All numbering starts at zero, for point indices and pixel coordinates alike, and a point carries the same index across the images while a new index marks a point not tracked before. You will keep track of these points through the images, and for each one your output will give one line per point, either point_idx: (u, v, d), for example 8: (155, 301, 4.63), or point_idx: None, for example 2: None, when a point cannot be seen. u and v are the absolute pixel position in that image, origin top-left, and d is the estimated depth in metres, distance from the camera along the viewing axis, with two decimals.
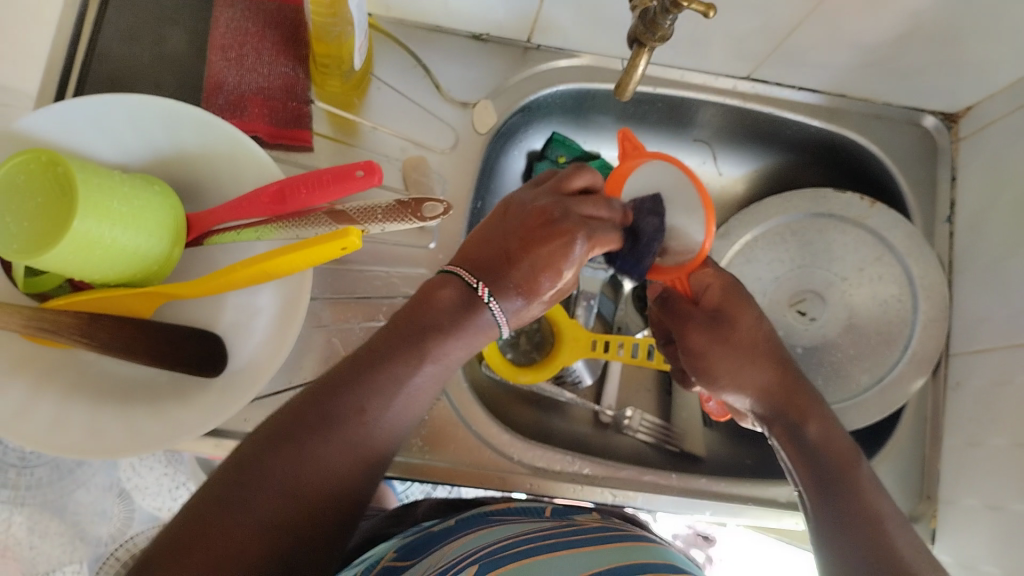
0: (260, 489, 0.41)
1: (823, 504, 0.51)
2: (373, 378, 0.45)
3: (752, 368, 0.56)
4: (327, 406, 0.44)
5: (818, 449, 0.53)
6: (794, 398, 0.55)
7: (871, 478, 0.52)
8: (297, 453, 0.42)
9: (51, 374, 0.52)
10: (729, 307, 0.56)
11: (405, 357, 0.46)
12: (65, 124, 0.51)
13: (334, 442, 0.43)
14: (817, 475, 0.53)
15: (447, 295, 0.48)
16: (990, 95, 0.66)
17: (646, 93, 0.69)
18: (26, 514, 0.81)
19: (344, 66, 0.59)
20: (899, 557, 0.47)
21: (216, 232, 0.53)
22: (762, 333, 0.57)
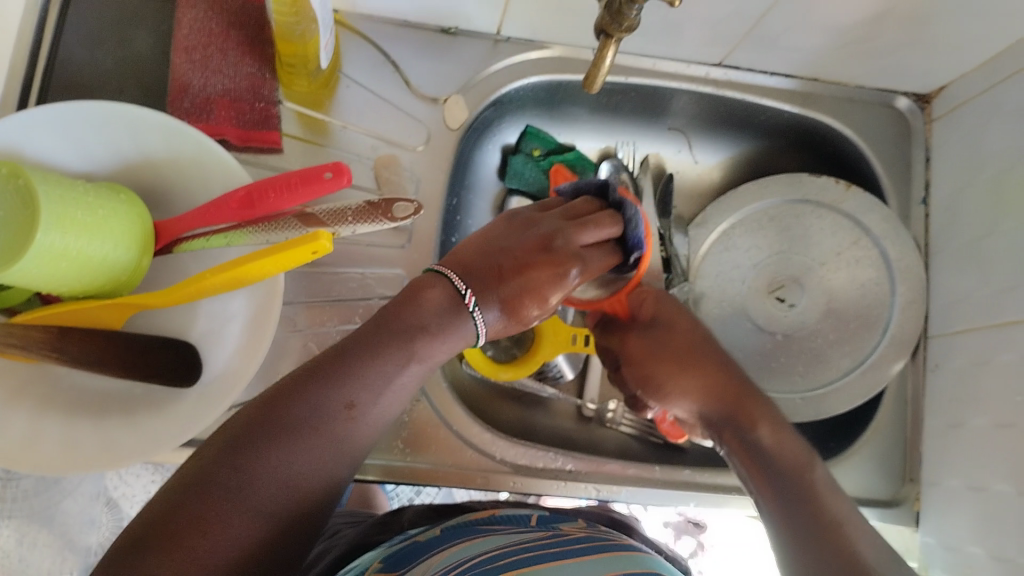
0: (250, 481, 0.39)
1: (782, 510, 0.49)
2: (359, 373, 0.44)
3: (693, 372, 0.58)
4: (319, 398, 0.42)
5: (768, 451, 0.52)
6: (743, 406, 0.55)
7: (827, 480, 0.51)
8: (287, 445, 0.41)
9: (22, 389, 0.51)
10: (663, 315, 0.60)
11: (392, 355, 0.45)
12: (27, 133, 0.50)
13: (317, 439, 0.42)
14: (772, 480, 0.51)
15: (438, 294, 0.47)
16: (963, 75, 0.66)
17: (618, 82, 0.68)
18: (13, 526, 0.79)
19: (310, 66, 0.58)
20: (859, 559, 0.45)
21: (184, 240, 0.52)
22: (693, 337, 0.59)
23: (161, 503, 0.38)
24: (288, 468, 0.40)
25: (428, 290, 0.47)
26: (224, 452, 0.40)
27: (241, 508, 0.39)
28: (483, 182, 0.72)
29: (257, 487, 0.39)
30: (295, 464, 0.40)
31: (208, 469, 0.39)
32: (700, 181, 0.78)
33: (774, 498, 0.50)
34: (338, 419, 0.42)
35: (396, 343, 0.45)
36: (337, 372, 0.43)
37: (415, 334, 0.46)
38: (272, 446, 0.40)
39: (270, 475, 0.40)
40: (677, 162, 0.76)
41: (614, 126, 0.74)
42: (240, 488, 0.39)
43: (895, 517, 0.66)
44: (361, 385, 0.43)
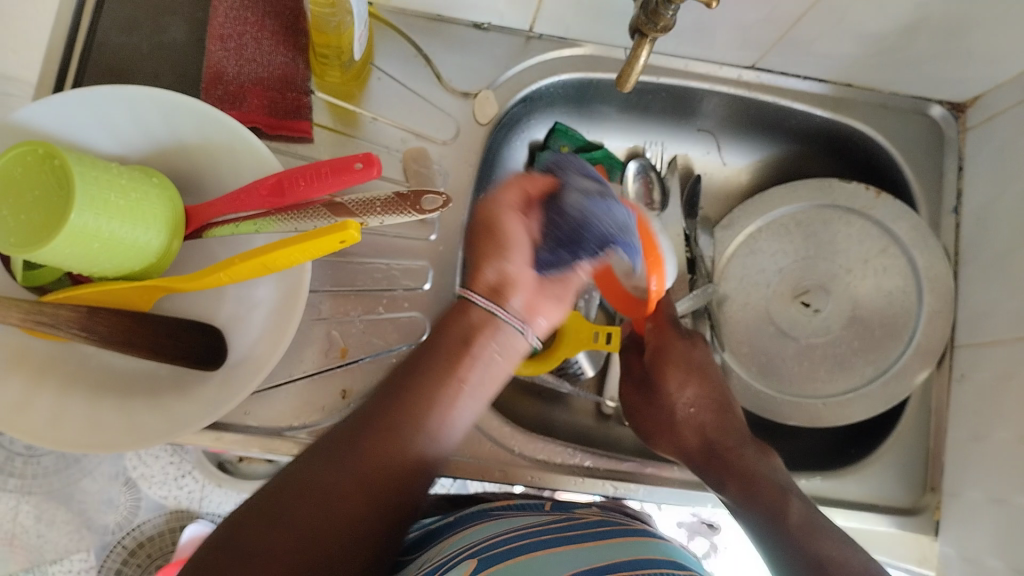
0: (264, 521, 0.42)
1: (773, 556, 0.49)
2: (370, 412, 0.48)
3: (668, 434, 0.59)
4: (330, 443, 0.46)
5: (745, 503, 0.52)
6: (713, 462, 0.56)
7: (802, 512, 0.50)
8: (295, 486, 0.44)
9: (50, 367, 0.52)
10: (655, 371, 0.61)
11: (404, 387, 0.48)
12: (64, 116, 0.51)
13: (326, 472, 0.45)
14: (755, 528, 0.51)
15: (460, 316, 0.50)
16: (1000, 85, 0.65)
17: (649, 83, 0.68)
18: (33, 503, 0.81)
19: (344, 57, 0.58)
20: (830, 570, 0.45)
21: (214, 226, 0.52)
22: (673, 406, 0.60)
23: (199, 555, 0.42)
24: (297, 493, 0.44)
25: (451, 317, 0.51)
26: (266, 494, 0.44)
27: (252, 551, 0.41)
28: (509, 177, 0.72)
29: (274, 525, 0.42)
30: (303, 489, 0.44)
31: (251, 508, 0.44)
32: (728, 183, 0.77)
33: (761, 538, 0.50)
34: (363, 452, 0.46)
35: (423, 375, 0.49)
36: (367, 415, 0.47)
37: (438, 360, 0.49)
38: (302, 480, 0.44)
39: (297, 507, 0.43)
40: (704, 163, 0.76)
41: (643, 126, 0.74)
42: (263, 529, 0.42)
43: (914, 526, 0.65)
44: (387, 419, 0.47)
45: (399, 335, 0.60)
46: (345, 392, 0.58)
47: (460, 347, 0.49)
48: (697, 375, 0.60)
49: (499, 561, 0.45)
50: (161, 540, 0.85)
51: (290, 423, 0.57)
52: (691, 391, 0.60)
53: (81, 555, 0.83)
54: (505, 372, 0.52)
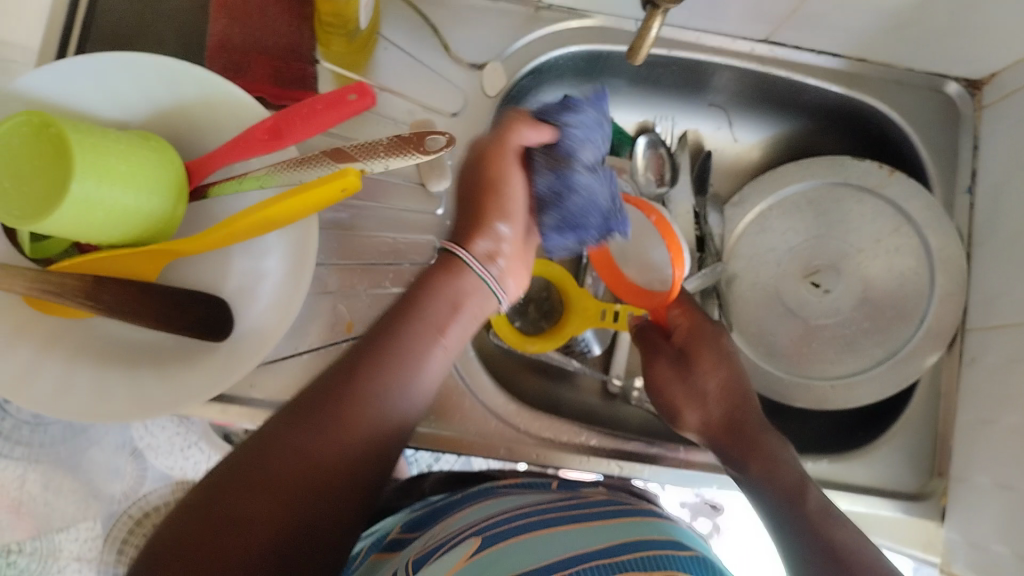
0: (252, 483, 0.42)
1: (787, 542, 0.51)
2: (357, 363, 0.48)
3: (693, 408, 0.59)
4: (320, 397, 0.46)
5: (765, 488, 0.54)
6: (738, 443, 0.57)
7: (821, 504, 0.52)
8: (285, 444, 0.43)
9: (56, 337, 0.52)
10: (692, 345, 0.61)
11: (391, 342, 0.49)
12: (65, 81, 0.50)
13: (316, 431, 0.44)
14: (774, 514, 0.53)
15: (442, 275, 0.52)
16: (1018, 62, 0.64)
17: (660, 56, 0.67)
18: (40, 471, 0.81)
19: (349, 27, 0.57)
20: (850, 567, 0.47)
21: (216, 183, 0.52)
22: (708, 381, 0.60)
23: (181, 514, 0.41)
24: (285, 452, 0.43)
25: (431, 275, 0.52)
26: (240, 461, 0.43)
27: (239, 516, 0.41)
28: None
29: (262, 489, 0.42)
30: (292, 448, 0.43)
31: (228, 472, 0.42)
32: (739, 160, 0.76)
33: (775, 521, 0.52)
34: (345, 413, 0.45)
35: (406, 333, 0.50)
36: (348, 374, 0.47)
37: (422, 319, 0.50)
38: (283, 445, 0.43)
39: (278, 474, 0.42)
40: (715, 139, 0.75)
41: (654, 100, 0.73)
42: (249, 493, 0.41)
43: (920, 510, 0.65)
44: (370, 377, 0.47)
45: None
46: None
47: (445, 306, 0.51)
48: (728, 357, 0.61)
49: (504, 539, 0.45)
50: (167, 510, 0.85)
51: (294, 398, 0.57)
52: (714, 383, 0.60)
53: (89, 522, 0.85)
54: (474, 329, 0.55)
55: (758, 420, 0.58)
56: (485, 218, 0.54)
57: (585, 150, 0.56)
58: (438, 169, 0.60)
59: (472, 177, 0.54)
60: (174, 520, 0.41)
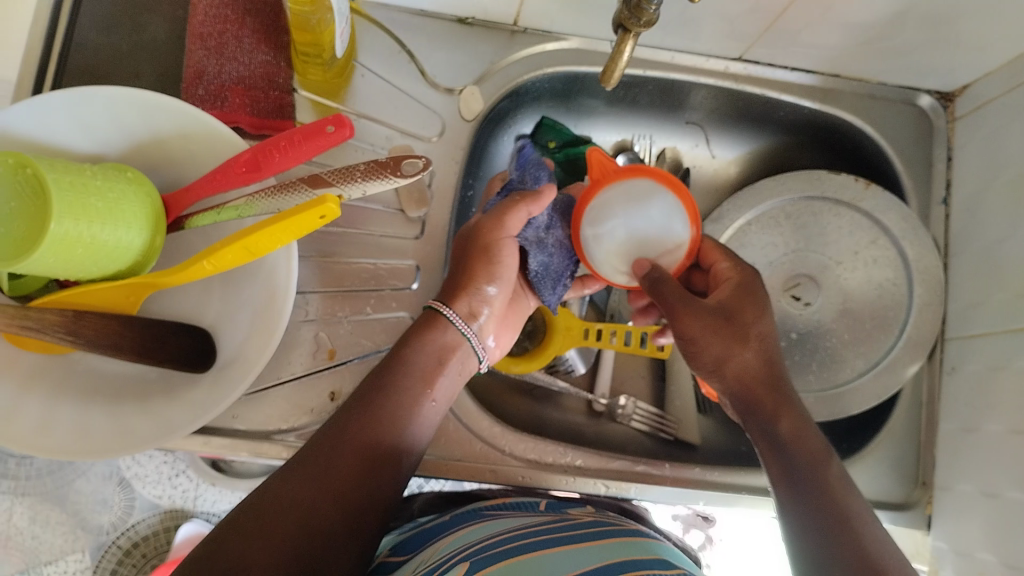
0: (261, 527, 0.43)
1: (794, 500, 0.50)
2: (350, 415, 0.50)
3: (731, 357, 0.54)
4: (319, 447, 0.48)
5: (788, 445, 0.52)
6: (766, 399, 0.54)
7: (841, 475, 0.51)
8: (287, 491, 0.46)
9: (35, 374, 0.51)
10: (735, 300, 0.56)
11: (382, 395, 0.51)
12: (41, 117, 0.50)
13: (313, 479, 0.47)
14: (790, 474, 0.51)
15: (429, 333, 0.54)
16: (988, 74, 0.65)
17: (636, 75, 0.68)
18: (28, 504, 0.81)
19: (326, 55, 0.57)
20: (866, 554, 0.46)
21: (194, 214, 0.52)
22: (752, 330, 0.55)
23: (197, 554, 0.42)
24: (288, 501, 0.45)
25: (420, 332, 0.54)
26: (250, 505, 0.45)
27: (253, 554, 0.42)
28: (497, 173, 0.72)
29: (271, 533, 0.43)
30: (293, 496, 0.46)
31: (237, 521, 0.44)
32: (717, 176, 0.77)
33: (790, 497, 0.50)
34: (345, 454, 0.48)
35: (398, 383, 0.52)
36: (343, 425, 0.49)
37: (412, 369, 0.52)
38: (291, 484, 0.46)
39: (287, 508, 0.45)
40: (693, 156, 0.76)
41: (631, 120, 0.73)
42: (258, 537, 0.43)
43: (907, 520, 0.65)
44: (364, 426, 0.49)
45: (386, 335, 0.60)
46: (334, 393, 0.58)
47: (434, 360, 0.54)
48: (769, 311, 0.56)
49: (492, 562, 0.45)
50: (155, 540, 0.85)
51: (278, 426, 0.57)
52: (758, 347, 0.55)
53: (76, 556, 0.83)
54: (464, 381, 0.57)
55: (791, 389, 0.55)
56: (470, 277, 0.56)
57: (543, 235, 0.60)
58: (416, 193, 0.61)
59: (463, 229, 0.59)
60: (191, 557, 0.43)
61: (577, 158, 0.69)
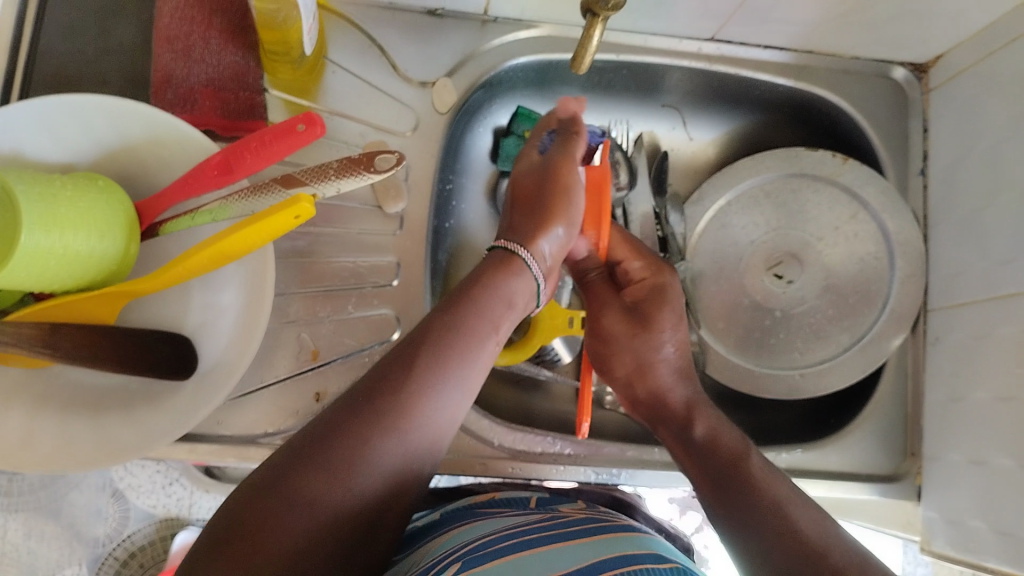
0: (293, 498, 0.39)
1: (721, 499, 0.51)
2: (406, 365, 0.44)
3: (647, 365, 0.59)
4: (370, 403, 0.42)
5: (705, 447, 0.54)
6: (677, 408, 0.57)
7: (763, 467, 0.52)
8: (326, 457, 0.40)
9: (15, 388, 0.51)
10: (649, 301, 0.60)
11: (442, 347, 0.45)
12: (7, 129, 0.49)
13: (359, 440, 0.41)
14: (711, 473, 0.52)
15: (506, 276, 0.50)
16: (960, 43, 0.65)
17: (609, 60, 0.67)
18: (22, 520, 0.81)
19: (294, 54, 0.57)
20: (796, 533, 0.46)
21: (168, 220, 0.51)
22: (669, 335, 0.59)
23: (220, 529, 0.38)
24: (325, 466, 0.40)
25: (497, 276, 0.50)
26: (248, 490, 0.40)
27: (282, 528, 0.38)
28: (474, 165, 0.71)
29: (302, 505, 0.39)
30: (333, 458, 0.40)
31: (264, 486, 0.39)
32: (696, 158, 0.76)
33: (719, 500, 0.51)
34: (397, 412, 0.43)
35: (462, 331, 0.46)
36: (392, 373, 0.44)
37: (480, 316, 0.48)
38: (310, 472, 0.40)
39: (323, 477, 0.40)
40: (671, 138, 0.75)
41: (607, 106, 0.73)
42: (290, 507, 0.39)
43: (897, 492, 0.66)
44: (420, 380, 0.44)
45: (369, 333, 0.60)
46: (319, 394, 0.58)
47: (494, 321, 0.49)
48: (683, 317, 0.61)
49: (484, 562, 0.44)
50: (153, 549, 0.84)
51: (264, 430, 0.57)
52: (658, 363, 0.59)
53: (74, 569, 0.82)
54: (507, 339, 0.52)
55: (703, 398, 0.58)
56: (554, 199, 0.54)
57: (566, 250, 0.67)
58: (392, 189, 0.61)
59: (524, 168, 0.58)
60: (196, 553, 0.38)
61: None
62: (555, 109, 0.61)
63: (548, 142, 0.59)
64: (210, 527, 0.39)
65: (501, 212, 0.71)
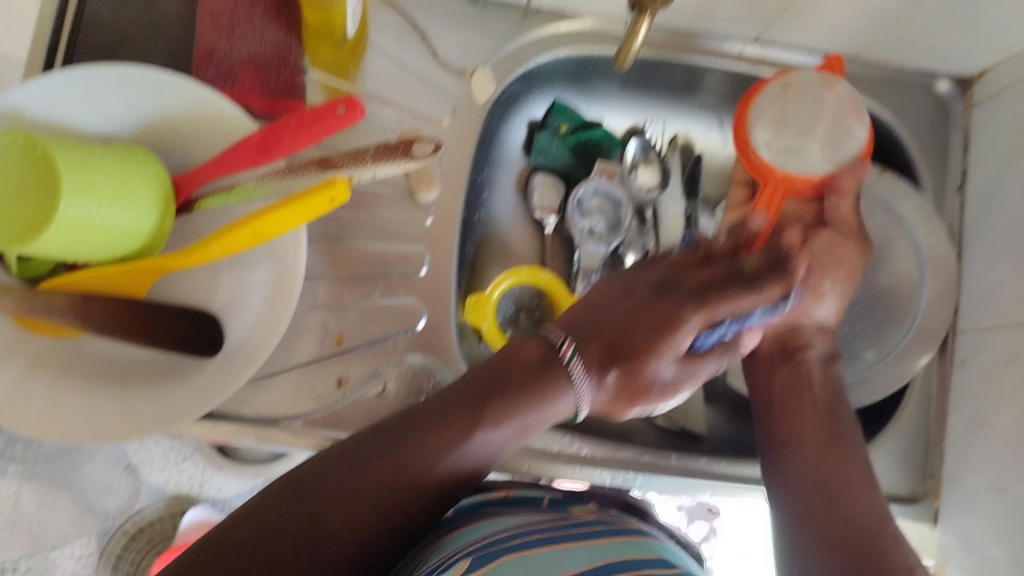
0: (281, 537, 0.41)
1: (821, 425, 0.56)
2: (420, 437, 0.46)
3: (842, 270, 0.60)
4: (380, 465, 0.45)
5: (824, 384, 0.58)
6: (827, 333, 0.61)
7: (852, 420, 0.57)
8: (320, 507, 0.43)
9: (41, 358, 0.51)
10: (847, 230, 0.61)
11: (458, 427, 0.47)
12: (51, 95, 0.49)
13: (359, 496, 0.44)
14: (821, 401, 0.57)
15: (544, 379, 0.49)
16: (1007, 59, 0.64)
17: (651, 58, 0.67)
18: (34, 487, 0.80)
19: (337, 35, 0.56)
20: (869, 488, 0.53)
21: (204, 197, 0.52)
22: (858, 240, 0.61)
23: (213, 542, 0.41)
24: (319, 514, 0.43)
25: (536, 372, 0.49)
26: (253, 505, 0.43)
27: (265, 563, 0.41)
28: (508, 157, 0.71)
29: (291, 545, 0.41)
30: (328, 512, 0.43)
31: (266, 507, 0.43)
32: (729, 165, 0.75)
33: (816, 429, 0.56)
34: (400, 478, 0.45)
35: (481, 417, 0.47)
36: (404, 440, 0.46)
37: (501, 405, 0.48)
38: (305, 518, 0.42)
39: (316, 524, 0.42)
40: (706, 142, 0.75)
41: (647, 105, 0.73)
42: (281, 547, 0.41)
43: (915, 514, 0.65)
44: (427, 454, 0.45)
45: (394, 322, 0.59)
46: (341, 380, 0.58)
47: (511, 423, 0.48)
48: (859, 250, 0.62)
49: (494, 558, 0.44)
50: (161, 525, 0.86)
51: (285, 412, 0.56)
52: (838, 299, 0.61)
53: (83, 540, 0.84)
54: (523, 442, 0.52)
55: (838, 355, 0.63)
56: (638, 392, 0.52)
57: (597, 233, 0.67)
58: (427, 176, 0.60)
59: (656, 332, 0.52)
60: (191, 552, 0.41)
61: (589, 142, 0.69)
62: (746, 297, 0.56)
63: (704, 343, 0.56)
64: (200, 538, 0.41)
65: (531, 207, 0.70)
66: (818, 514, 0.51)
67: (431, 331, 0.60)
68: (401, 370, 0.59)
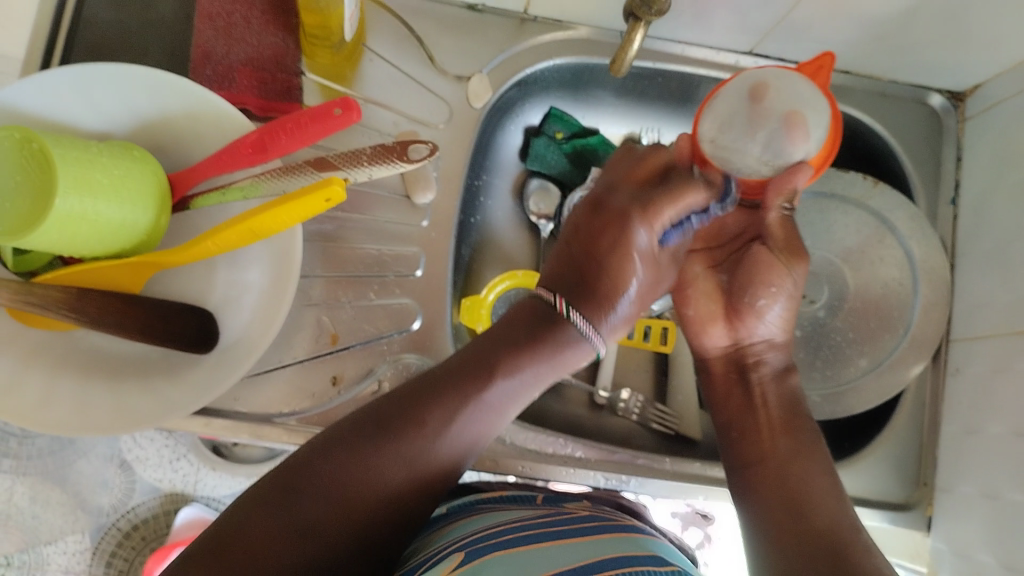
0: (310, 495, 0.44)
1: (793, 438, 0.55)
2: (440, 392, 0.49)
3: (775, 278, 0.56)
4: (401, 420, 0.48)
5: (787, 401, 0.57)
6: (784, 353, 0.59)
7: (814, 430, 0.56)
8: (351, 463, 0.46)
9: (38, 350, 0.51)
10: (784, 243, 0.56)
11: (473, 379, 0.50)
12: (48, 93, 0.50)
13: (388, 454, 0.46)
14: (785, 416, 0.56)
15: (553, 324, 0.52)
16: (999, 74, 0.65)
17: (646, 67, 0.68)
18: (28, 483, 0.81)
19: (333, 38, 0.57)
20: (843, 499, 0.52)
21: (200, 195, 0.52)
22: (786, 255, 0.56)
23: (245, 504, 0.44)
24: (348, 470, 0.45)
25: (541, 323, 0.52)
26: (283, 468, 0.46)
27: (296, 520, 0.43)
28: (504, 163, 0.72)
29: (320, 503, 0.44)
30: (354, 468, 0.45)
31: (292, 470, 0.45)
32: None
33: (785, 443, 0.55)
34: (424, 427, 0.48)
35: (495, 364, 0.51)
36: (425, 396, 0.49)
37: (515, 355, 0.51)
38: (334, 473, 0.45)
39: (348, 482, 0.45)
40: None
41: (642, 112, 0.73)
42: (310, 504, 0.44)
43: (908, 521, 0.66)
44: (445, 408, 0.49)
45: (389, 321, 0.60)
46: (336, 378, 0.58)
47: (526, 372, 0.51)
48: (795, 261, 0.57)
49: (484, 554, 0.45)
50: (155, 522, 0.84)
51: (279, 410, 0.57)
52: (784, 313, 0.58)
53: (76, 536, 0.82)
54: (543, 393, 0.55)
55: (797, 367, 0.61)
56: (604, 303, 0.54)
57: None
58: (421, 179, 0.61)
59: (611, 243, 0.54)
60: (218, 524, 0.43)
61: (585, 149, 0.70)
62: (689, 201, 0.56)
63: (673, 236, 0.57)
64: (233, 503, 0.44)
65: (528, 211, 0.72)
66: (782, 526, 0.51)
67: (425, 332, 0.60)
68: (396, 369, 0.59)
